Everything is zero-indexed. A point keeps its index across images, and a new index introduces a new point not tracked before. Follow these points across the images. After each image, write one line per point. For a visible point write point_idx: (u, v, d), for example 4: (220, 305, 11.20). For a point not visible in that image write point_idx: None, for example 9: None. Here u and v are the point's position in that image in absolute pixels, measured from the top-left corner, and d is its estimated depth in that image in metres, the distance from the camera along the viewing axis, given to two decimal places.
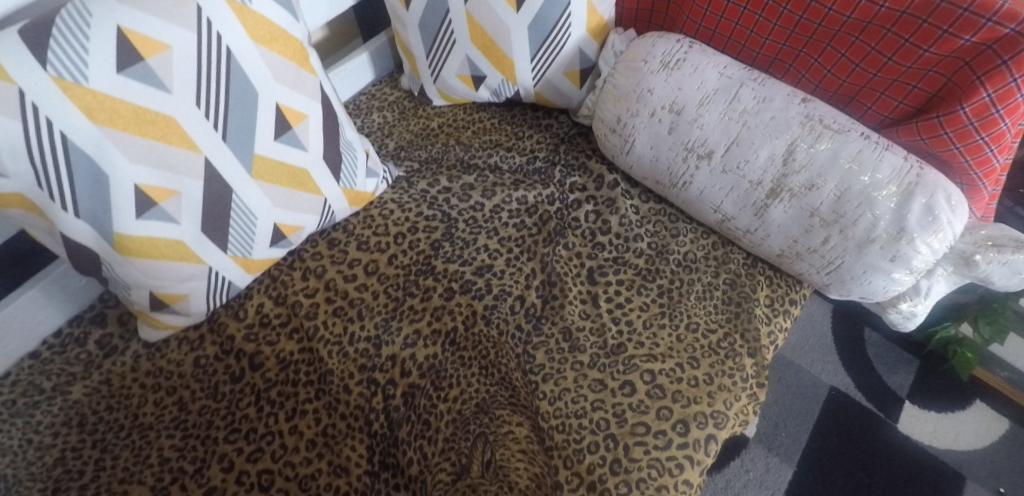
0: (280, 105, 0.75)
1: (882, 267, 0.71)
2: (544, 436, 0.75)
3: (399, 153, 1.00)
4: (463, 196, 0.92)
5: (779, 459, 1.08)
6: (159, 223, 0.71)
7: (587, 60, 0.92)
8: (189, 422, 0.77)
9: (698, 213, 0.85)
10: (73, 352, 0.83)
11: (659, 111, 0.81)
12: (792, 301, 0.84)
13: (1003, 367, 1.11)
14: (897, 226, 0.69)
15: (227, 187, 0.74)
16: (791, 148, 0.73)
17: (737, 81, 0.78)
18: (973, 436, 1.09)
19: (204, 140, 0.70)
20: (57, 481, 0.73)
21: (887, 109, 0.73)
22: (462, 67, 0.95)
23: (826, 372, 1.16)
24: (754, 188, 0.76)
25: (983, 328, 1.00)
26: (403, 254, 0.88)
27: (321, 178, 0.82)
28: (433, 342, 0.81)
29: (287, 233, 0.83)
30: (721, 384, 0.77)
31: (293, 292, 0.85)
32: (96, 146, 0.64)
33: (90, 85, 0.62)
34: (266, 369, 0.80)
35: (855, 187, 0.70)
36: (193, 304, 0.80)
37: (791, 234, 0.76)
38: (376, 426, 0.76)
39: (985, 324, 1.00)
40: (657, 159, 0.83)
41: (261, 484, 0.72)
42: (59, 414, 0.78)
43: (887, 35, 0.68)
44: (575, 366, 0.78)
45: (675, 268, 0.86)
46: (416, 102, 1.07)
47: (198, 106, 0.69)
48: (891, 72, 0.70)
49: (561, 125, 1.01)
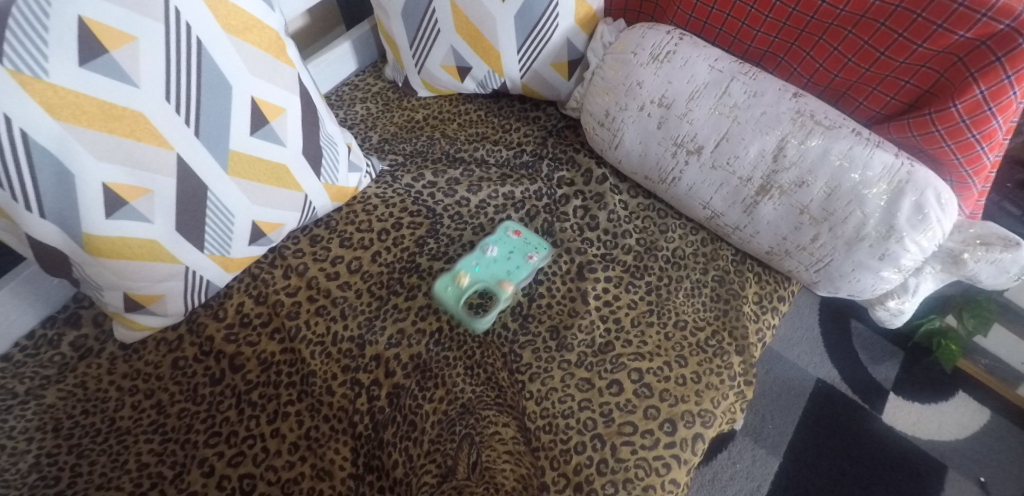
0: (256, 99, 0.72)
1: (871, 265, 0.71)
2: (531, 436, 0.74)
3: (383, 146, 0.98)
4: (449, 191, 0.90)
5: (766, 451, 1.09)
6: (131, 222, 0.68)
7: (575, 51, 0.90)
8: (167, 426, 0.76)
9: (687, 209, 0.83)
10: (46, 354, 0.81)
11: (648, 105, 0.79)
12: (781, 298, 0.84)
13: (984, 355, 1.11)
14: (887, 225, 0.68)
15: (201, 184, 0.71)
16: (782, 144, 0.72)
17: (728, 74, 0.76)
18: (956, 426, 1.10)
19: (175, 136, 0.67)
20: (32, 488, 0.71)
21: (878, 105, 0.72)
22: (447, 58, 0.93)
23: (813, 364, 1.17)
24: (744, 184, 0.75)
25: (967, 320, 1.00)
26: (387, 251, 0.86)
27: (301, 173, 0.80)
28: (419, 341, 0.79)
29: (266, 230, 0.80)
30: (709, 383, 0.76)
31: (274, 291, 0.83)
32: (60, 144, 0.61)
33: (51, 80, 0.59)
34: (247, 370, 0.78)
35: (845, 185, 0.69)
36: (170, 304, 0.77)
37: (781, 232, 0.75)
38: (361, 428, 0.75)
39: (969, 317, 1.00)
40: (645, 154, 0.81)
41: (242, 488, 0.71)
42: (32, 418, 0.75)
43: (880, 30, 0.67)
44: (562, 365, 0.77)
45: (664, 264, 0.85)
46: (401, 93, 1.05)
47: (168, 101, 0.66)
48: (884, 67, 0.69)
49: (549, 118, 0.99)
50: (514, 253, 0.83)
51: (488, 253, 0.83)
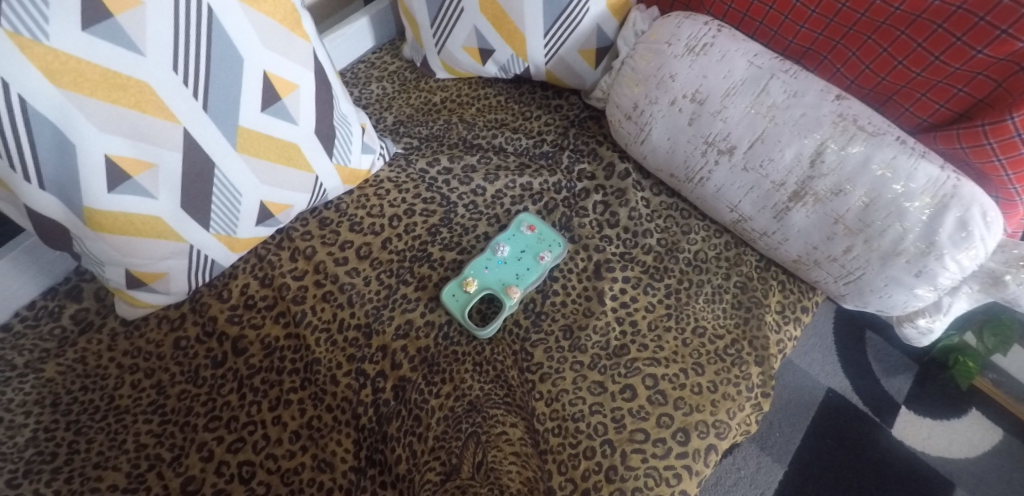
0: (268, 74, 0.69)
1: (905, 282, 0.67)
2: (539, 439, 0.72)
3: (398, 128, 0.94)
4: (464, 179, 0.88)
5: (771, 458, 1.06)
6: (134, 197, 0.65)
7: (605, 38, 0.85)
8: (167, 407, 0.73)
9: (713, 211, 0.80)
10: (47, 326, 0.79)
11: (680, 99, 0.76)
12: (804, 309, 0.81)
13: (990, 369, 1.09)
14: (927, 241, 0.64)
15: (209, 161, 0.68)
16: (820, 148, 0.68)
17: (768, 71, 0.72)
18: (966, 445, 1.07)
19: (182, 109, 0.64)
20: (28, 463, 0.69)
21: (926, 112, 0.68)
22: (469, 39, 0.89)
23: (825, 373, 1.13)
24: (776, 189, 0.72)
25: (987, 338, 0.93)
26: (398, 238, 0.83)
27: (312, 153, 0.77)
28: (427, 334, 0.77)
29: (275, 211, 0.77)
30: (726, 393, 0.73)
31: (280, 274, 0.80)
32: (60, 113, 0.58)
33: (51, 44, 0.55)
34: (250, 354, 0.76)
35: (886, 196, 0.65)
36: (173, 282, 0.75)
37: (811, 240, 0.72)
38: (364, 420, 0.73)
39: (990, 335, 0.93)
40: (673, 151, 0.78)
41: (241, 476, 0.69)
42: (31, 392, 0.74)
43: (936, 32, 0.62)
44: (575, 367, 0.75)
45: (685, 267, 0.81)
46: (418, 73, 1.01)
47: (175, 72, 0.62)
48: (936, 73, 0.64)
49: (571, 107, 0.95)
50: (525, 254, 0.81)
51: (499, 255, 0.80)
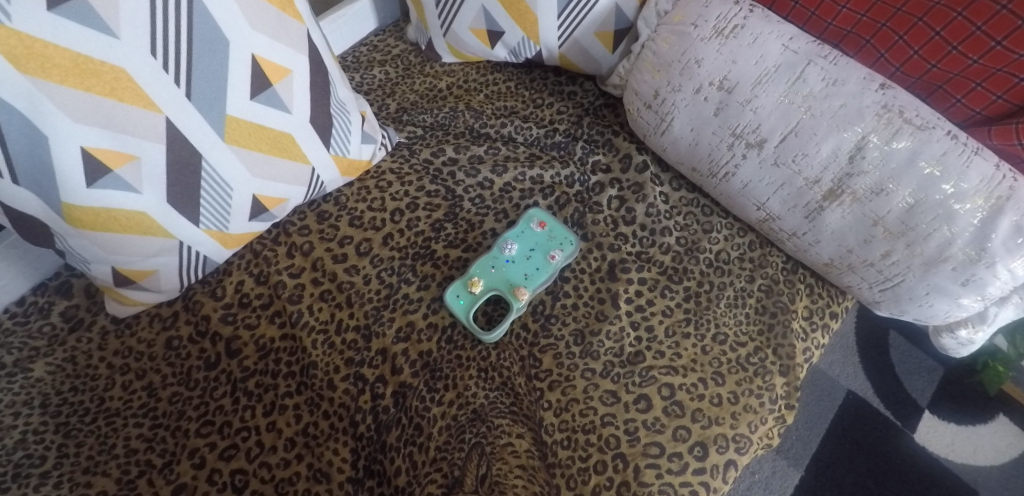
0: (257, 57, 0.64)
1: (949, 291, 0.62)
2: (546, 451, 0.67)
3: (401, 116, 0.89)
4: (471, 170, 0.83)
5: (787, 462, 0.99)
6: (117, 192, 0.61)
7: (623, 19, 0.79)
8: (158, 411, 0.69)
9: (737, 209, 0.75)
10: (36, 324, 0.75)
11: (705, 87, 0.69)
12: (833, 315, 0.76)
13: None
14: (977, 247, 0.58)
15: (195, 152, 0.64)
16: (861, 143, 0.62)
17: (804, 57, 0.66)
18: (993, 452, 0.99)
19: (164, 96, 0.60)
20: (16, 467, 0.65)
21: (979, 105, 0.61)
22: (476, 20, 0.83)
23: (845, 375, 1.06)
24: (810, 186, 0.66)
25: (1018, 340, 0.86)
26: (399, 234, 0.78)
27: (307, 144, 0.72)
28: (429, 337, 0.73)
29: (269, 205, 0.73)
30: (747, 405, 0.69)
31: (277, 271, 0.76)
32: (29, 103, 0.53)
33: (15, 26, 0.50)
34: (244, 356, 0.71)
35: (934, 197, 0.59)
36: (163, 280, 0.71)
37: (846, 243, 0.66)
38: (363, 428, 0.69)
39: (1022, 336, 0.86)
40: (696, 143, 0.72)
41: (233, 485, 0.65)
42: (19, 393, 0.69)
43: (1000, 13, 0.56)
44: (585, 374, 0.70)
45: (706, 268, 0.76)
46: (424, 57, 0.96)
47: (154, 56, 0.58)
48: (996, 60, 0.58)
49: (586, 94, 0.89)
50: (535, 252, 0.76)
51: (506, 253, 0.76)
